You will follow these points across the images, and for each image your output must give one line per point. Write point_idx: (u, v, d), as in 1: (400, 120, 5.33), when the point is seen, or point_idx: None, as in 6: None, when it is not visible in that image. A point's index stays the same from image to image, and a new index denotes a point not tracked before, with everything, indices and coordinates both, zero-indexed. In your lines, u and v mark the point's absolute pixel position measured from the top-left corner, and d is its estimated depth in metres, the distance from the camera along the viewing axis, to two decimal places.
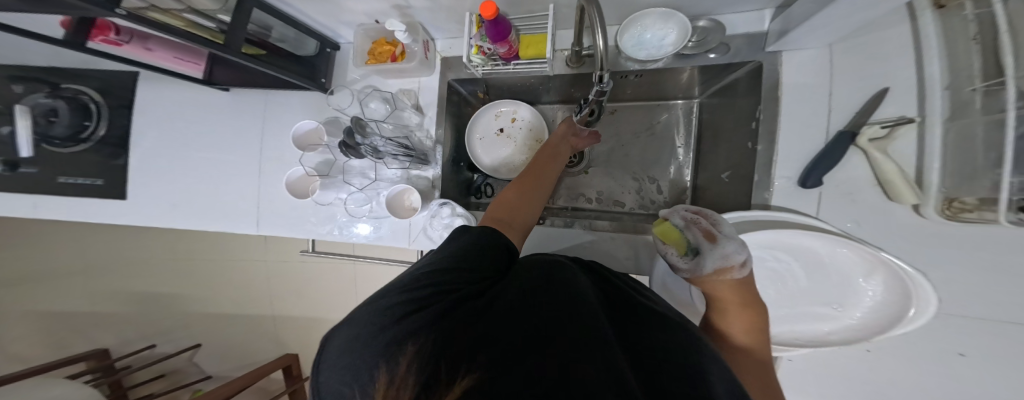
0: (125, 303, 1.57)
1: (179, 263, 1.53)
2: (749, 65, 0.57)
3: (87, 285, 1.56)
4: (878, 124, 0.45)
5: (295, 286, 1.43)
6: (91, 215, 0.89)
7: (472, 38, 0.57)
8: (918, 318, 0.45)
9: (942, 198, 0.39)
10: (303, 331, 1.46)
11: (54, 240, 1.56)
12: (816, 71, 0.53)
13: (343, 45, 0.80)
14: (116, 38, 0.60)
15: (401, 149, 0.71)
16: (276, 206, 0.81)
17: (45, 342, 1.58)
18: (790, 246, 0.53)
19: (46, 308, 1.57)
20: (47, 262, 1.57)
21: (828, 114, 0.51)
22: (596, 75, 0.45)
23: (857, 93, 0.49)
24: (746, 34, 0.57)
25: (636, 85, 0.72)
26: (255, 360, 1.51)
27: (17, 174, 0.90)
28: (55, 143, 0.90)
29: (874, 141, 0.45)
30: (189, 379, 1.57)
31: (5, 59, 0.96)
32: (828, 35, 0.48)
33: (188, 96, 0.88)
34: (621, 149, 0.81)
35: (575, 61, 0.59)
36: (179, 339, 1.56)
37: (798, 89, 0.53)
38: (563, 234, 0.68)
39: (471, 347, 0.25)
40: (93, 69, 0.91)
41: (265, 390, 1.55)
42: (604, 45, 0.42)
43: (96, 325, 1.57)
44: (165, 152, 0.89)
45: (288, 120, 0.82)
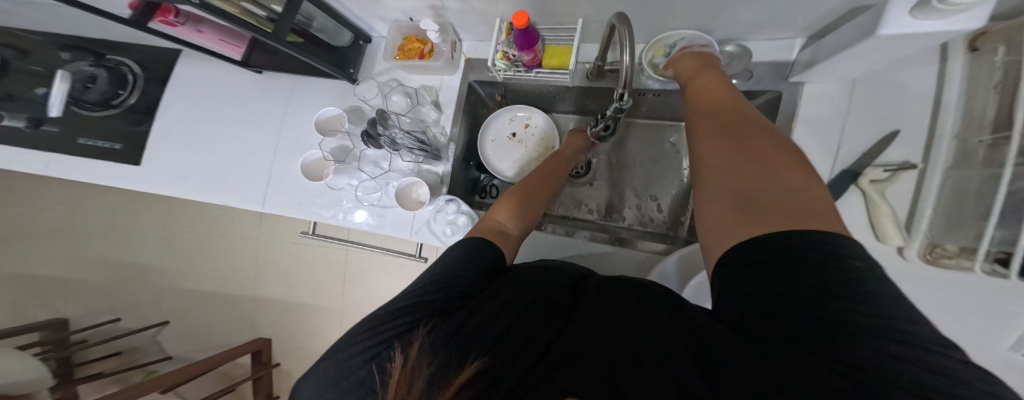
0: (107, 270, 1.55)
1: (171, 236, 1.53)
2: (769, 93, 0.60)
3: (71, 251, 1.56)
4: (880, 167, 0.47)
5: (280, 267, 1.42)
6: (97, 176, 0.90)
7: (500, 43, 0.59)
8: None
9: (926, 244, 0.40)
10: (281, 315, 1.43)
11: (53, 199, 1.57)
12: (833, 107, 0.55)
13: (375, 38, 0.84)
14: (173, 20, 0.63)
15: (417, 144, 0.72)
16: (284, 186, 0.83)
17: (19, 302, 1.55)
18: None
19: (26, 268, 1.56)
20: (41, 222, 1.57)
21: (836, 152, 0.54)
22: (618, 92, 0.46)
23: (867, 134, 0.51)
24: (772, 62, 0.59)
25: (653, 104, 0.74)
26: (226, 342, 1.47)
27: (40, 130, 0.93)
28: (91, 108, 0.94)
29: (874, 182, 0.47)
30: (147, 358, 1.53)
31: (57, 27, 1.01)
32: (854, 71, 0.50)
33: (219, 72, 0.92)
34: (625, 167, 0.82)
35: (596, 75, 0.61)
36: (146, 315, 1.53)
37: (811, 122, 0.56)
38: (563, 241, 0.69)
39: (478, 343, 0.30)
40: (140, 45, 0.97)
41: (227, 375, 1.50)
42: (628, 61, 0.42)
43: (71, 291, 1.55)
44: (185, 124, 0.92)
45: (310, 103, 0.84)
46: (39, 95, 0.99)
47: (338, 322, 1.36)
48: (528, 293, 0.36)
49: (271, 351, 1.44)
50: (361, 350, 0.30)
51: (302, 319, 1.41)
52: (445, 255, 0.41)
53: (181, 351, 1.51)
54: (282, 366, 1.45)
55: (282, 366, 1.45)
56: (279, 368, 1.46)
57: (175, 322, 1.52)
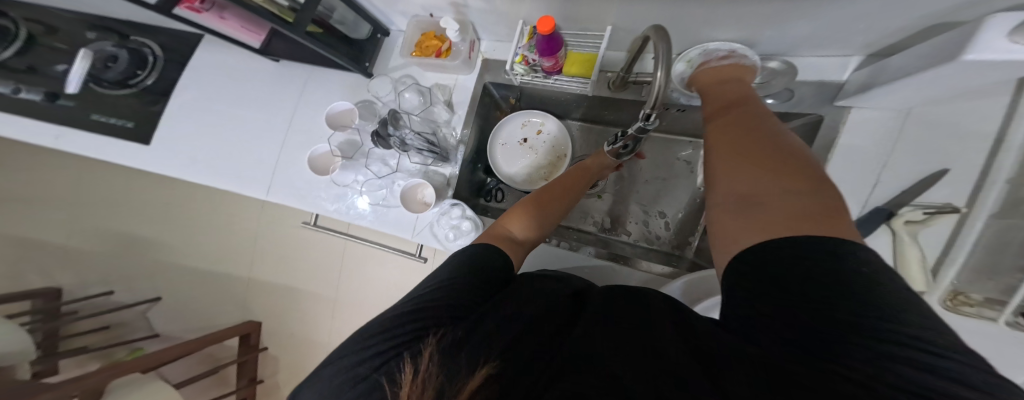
0: (105, 243, 1.55)
1: (172, 214, 1.52)
2: (808, 117, 0.56)
3: (73, 216, 1.56)
4: (917, 207, 0.45)
5: (277, 249, 1.41)
6: (106, 153, 0.90)
7: (520, 47, 0.59)
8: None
9: (950, 290, 0.42)
10: (274, 301, 1.41)
11: (61, 169, 1.58)
12: (877, 140, 0.51)
13: (394, 32, 0.83)
14: (199, 6, 0.63)
15: (426, 145, 0.72)
16: (291, 174, 0.82)
17: (15, 269, 1.55)
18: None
19: (27, 235, 1.56)
20: (46, 191, 1.58)
21: (872, 188, 0.50)
22: (645, 113, 0.42)
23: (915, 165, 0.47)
24: (816, 82, 0.55)
25: (673, 118, 0.72)
26: (215, 325, 1.45)
27: (55, 105, 0.94)
28: (108, 86, 0.94)
29: (910, 222, 0.45)
30: (133, 335, 1.51)
31: (86, 8, 1.02)
32: (913, 97, 0.45)
33: (238, 57, 0.93)
34: (634, 181, 0.80)
35: (619, 86, 0.60)
36: (138, 290, 1.52)
37: (850, 152, 0.52)
38: (565, 255, 0.67)
39: (485, 344, 0.28)
40: (165, 28, 0.98)
41: (211, 356, 1.47)
42: (665, 77, 0.38)
43: (68, 261, 1.55)
44: (198, 105, 0.92)
45: (324, 95, 0.84)
46: (60, 71, 0.99)
47: (330, 312, 1.34)
48: (535, 297, 0.35)
49: (259, 335, 1.41)
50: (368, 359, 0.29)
51: (294, 307, 1.39)
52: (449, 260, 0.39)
53: (168, 330, 1.49)
54: (269, 351, 1.42)
55: (269, 351, 1.42)
56: (266, 352, 1.42)
57: (166, 299, 1.50)
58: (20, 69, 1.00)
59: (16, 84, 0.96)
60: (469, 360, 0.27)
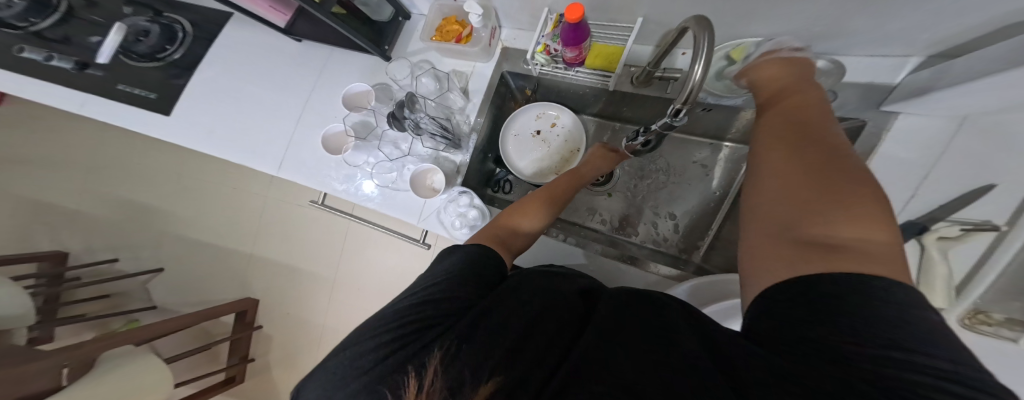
0: (114, 210, 1.57)
1: (182, 184, 1.54)
2: (852, 122, 0.54)
3: (87, 181, 1.59)
4: (955, 223, 0.42)
5: (281, 226, 1.41)
6: (129, 121, 0.92)
7: (543, 36, 0.58)
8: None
9: (971, 309, 0.40)
10: (273, 278, 1.41)
11: (80, 135, 1.62)
12: (920, 150, 0.48)
13: (414, 16, 0.82)
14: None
15: (440, 130, 0.71)
16: (302, 153, 0.82)
17: (25, 231, 1.57)
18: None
19: (40, 197, 1.59)
20: (63, 155, 1.61)
21: (906, 200, 0.48)
22: (674, 108, 0.41)
23: (954, 179, 0.44)
24: (866, 84, 0.54)
25: (695, 118, 0.69)
26: (213, 301, 1.45)
27: (84, 73, 0.96)
28: (138, 59, 0.97)
29: (942, 238, 0.43)
30: (132, 305, 1.51)
31: None
32: (957, 107, 0.44)
33: (262, 33, 0.94)
34: (643, 179, 0.79)
35: (643, 81, 0.58)
36: (141, 260, 1.53)
37: (889, 162, 0.50)
38: (568, 250, 0.66)
39: (489, 348, 0.25)
40: (198, 5, 1.00)
41: (206, 332, 1.48)
42: (702, 74, 0.37)
43: (77, 225, 1.57)
44: (220, 80, 0.93)
45: (343, 77, 0.84)
46: (93, 43, 1.01)
47: (327, 293, 1.34)
48: (532, 294, 0.32)
49: (256, 313, 1.40)
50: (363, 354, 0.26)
51: (291, 285, 1.38)
52: (446, 261, 0.37)
53: (165, 302, 1.49)
54: (264, 330, 1.41)
55: (263, 330, 1.41)
56: (260, 331, 1.41)
57: (168, 271, 1.51)
58: (55, 40, 1.02)
59: (48, 52, 0.98)
60: (473, 368, 0.24)
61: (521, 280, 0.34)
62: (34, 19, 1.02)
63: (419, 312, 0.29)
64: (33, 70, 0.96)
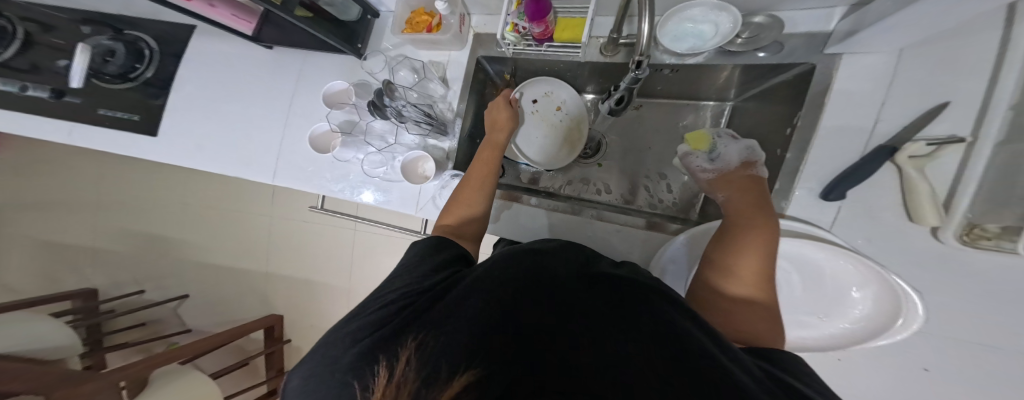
0: (130, 244, 1.63)
1: (187, 207, 1.58)
2: (800, 67, 0.55)
3: (97, 219, 1.64)
4: (923, 140, 0.43)
5: (290, 243, 1.46)
6: (118, 145, 0.93)
7: (510, 15, 0.57)
8: (899, 335, 0.47)
9: (965, 223, 0.39)
10: (293, 293, 1.48)
11: (75, 173, 1.64)
12: (869, 80, 0.51)
13: (383, 13, 0.80)
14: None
15: (423, 117, 0.72)
16: (295, 158, 0.83)
17: (56, 271, 1.66)
18: (794, 256, 0.54)
19: (58, 237, 1.66)
20: (66, 196, 1.64)
21: (872, 127, 0.50)
22: (635, 60, 0.44)
23: (910, 107, 0.47)
24: (806, 33, 0.55)
25: (670, 81, 0.71)
26: (240, 316, 1.55)
27: (62, 101, 0.95)
28: (111, 81, 0.95)
29: (914, 157, 0.44)
30: (168, 330, 1.62)
31: (78, 5, 1.02)
32: (903, 38, 0.45)
33: (231, 45, 0.92)
34: (631, 145, 0.81)
35: (610, 50, 0.60)
36: (166, 288, 1.62)
37: (844, 97, 0.52)
38: (567, 216, 0.69)
39: (465, 342, 0.27)
40: (158, 19, 0.97)
41: (242, 349, 1.59)
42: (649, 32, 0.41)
43: (99, 262, 1.65)
44: (197, 99, 0.93)
45: (321, 79, 0.84)
46: (62, 67, 1.00)
47: (344, 299, 1.41)
48: (515, 280, 0.33)
49: (282, 327, 1.50)
50: (351, 331, 0.31)
51: (312, 299, 1.46)
52: (419, 250, 0.41)
53: (198, 324, 1.59)
54: (293, 343, 1.52)
55: (294, 344, 1.52)
56: (291, 344, 1.52)
57: (193, 296, 1.59)
58: (23, 69, 1.00)
59: (21, 83, 0.98)
60: (448, 361, 0.25)
61: (504, 264, 0.35)
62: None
63: (409, 300, 0.32)
64: (9, 103, 0.96)
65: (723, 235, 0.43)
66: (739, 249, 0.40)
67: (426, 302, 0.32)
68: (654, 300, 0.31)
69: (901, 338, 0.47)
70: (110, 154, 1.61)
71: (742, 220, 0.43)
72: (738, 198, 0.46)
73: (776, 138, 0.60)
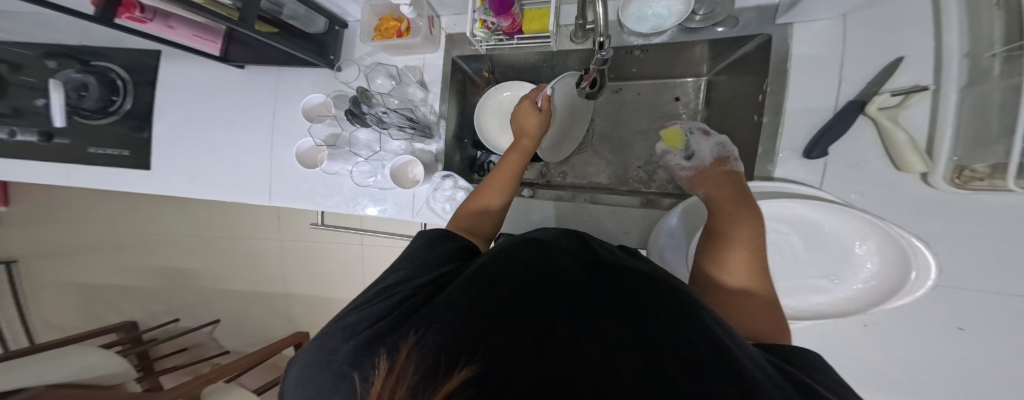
0: (151, 278, 1.68)
1: (196, 236, 1.61)
2: (757, 39, 0.56)
3: (117, 259, 1.69)
4: (888, 92, 0.45)
5: (302, 263, 1.50)
6: (118, 183, 0.95)
7: (476, 12, 0.57)
8: (919, 291, 0.45)
9: (954, 167, 0.39)
10: (314, 309, 1.53)
11: (82, 215, 1.66)
12: (828, 40, 0.51)
13: (351, 23, 0.79)
14: (141, 16, 0.61)
15: (406, 122, 0.71)
16: (289, 178, 0.84)
17: (88, 310, 1.74)
18: (790, 217, 0.53)
19: (83, 279, 1.72)
20: (81, 238, 1.69)
21: (838, 86, 0.50)
22: (597, 42, 0.44)
23: (873, 65, 0.48)
24: (757, 6, 0.55)
25: (643, 62, 0.72)
26: (266, 337, 1.60)
27: (52, 143, 0.96)
28: (89, 115, 0.94)
29: (884, 109, 0.45)
30: (209, 353, 1.67)
31: (45, 44, 1.00)
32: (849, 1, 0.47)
33: (206, 72, 0.91)
34: (612, 131, 0.82)
35: (580, 37, 0.61)
36: (191, 317, 1.67)
37: (809, 61, 0.52)
38: (562, 204, 0.70)
39: (463, 338, 0.27)
40: (123, 48, 0.95)
41: (277, 366, 1.66)
42: (605, 18, 0.42)
43: (126, 297, 1.71)
44: (183, 130, 0.93)
45: (300, 96, 0.83)
46: (40, 106, 1.00)
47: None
48: (513, 274, 0.34)
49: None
50: (354, 326, 0.33)
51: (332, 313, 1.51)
52: (420, 255, 0.43)
53: (233, 345, 1.64)
54: None
55: None
56: None
57: (224, 320, 1.64)
58: (6, 114, 1.00)
59: (9, 128, 0.98)
60: (446, 358, 0.26)
61: (502, 260, 0.36)
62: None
63: (410, 299, 0.34)
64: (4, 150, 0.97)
65: (714, 227, 0.44)
66: (726, 240, 0.42)
67: (426, 300, 0.33)
68: (648, 291, 0.32)
69: (921, 293, 0.45)
70: (112, 195, 1.63)
71: (723, 213, 0.44)
72: (710, 190, 0.48)
73: (751, 105, 0.60)
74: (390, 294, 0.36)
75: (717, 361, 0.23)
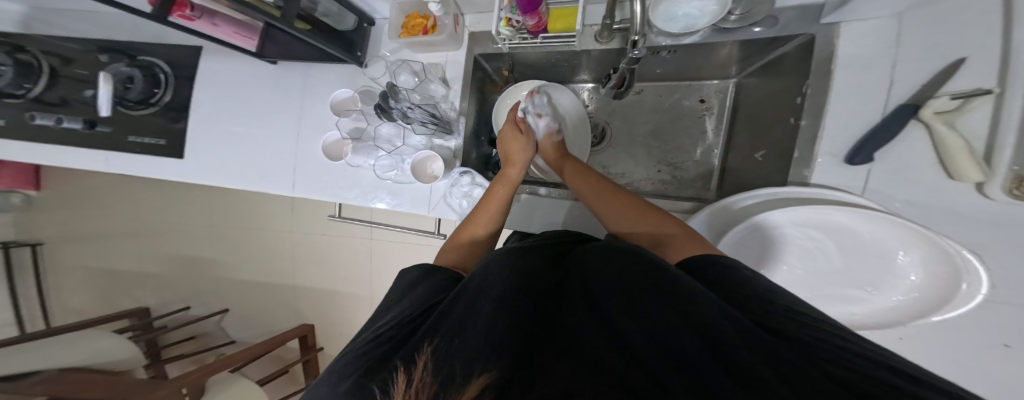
0: (170, 265, 1.75)
1: (216, 226, 1.67)
2: (800, 39, 0.54)
3: (138, 246, 1.78)
4: (947, 95, 0.42)
5: (314, 256, 1.54)
6: (155, 170, 1.00)
7: (502, 10, 0.57)
8: (969, 303, 0.43)
9: (1012, 176, 0.37)
10: (321, 302, 1.57)
11: (113, 201, 1.76)
12: (876, 40, 0.50)
13: (379, 20, 0.82)
14: (190, 14, 0.64)
15: (429, 117, 0.73)
16: (311, 171, 0.87)
17: (113, 292, 1.83)
18: (825, 225, 0.51)
19: (109, 262, 1.81)
20: (109, 224, 1.78)
21: (889, 87, 0.48)
22: (630, 42, 0.44)
23: (927, 66, 0.46)
24: (799, 5, 0.54)
25: (668, 63, 0.70)
26: (274, 327, 1.64)
27: (95, 131, 1.02)
28: (133, 107, 1.00)
29: (939, 113, 0.42)
30: (216, 341, 1.73)
31: (95, 39, 1.08)
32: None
33: (239, 67, 0.96)
34: (633, 133, 0.81)
35: (605, 36, 0.60)
36: (205, 304, 1.73)
37: (854, 61, 0.51)
38: (579, 205, 0.69)
39: (473, 347, 0.28)
40: (166, 43, 1.01)
41: (281, 357, 1.69)
42: (641, 16, 0.42)
43: (147, 282, 1.79)
44: (214, 122, 0.98)
45: (327, 91, 0.86)
46: (89, 97, 1.07)
47: (370, 308, 1.50)
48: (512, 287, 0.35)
49: (315, 336, 1.58)
50: (366, 352, 0.33)
51: (338, 306, 1.55)
52: (423, 280, 0.45)
53: (240, 335, 1.69)
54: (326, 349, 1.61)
55: (325, 350, 1.61)
56: (323, 351, 1.61)
57: (232, 310, 1.70)
58: (54, 103, 1.07)
59: (57, 116, 1.05)
60: (460, 365, 0.27)
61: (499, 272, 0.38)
62: (27, 85, 1.07)
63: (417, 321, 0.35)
64: (52, 136, 1.04)
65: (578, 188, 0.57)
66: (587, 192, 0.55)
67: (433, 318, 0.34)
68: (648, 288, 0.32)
69: (972, 305, 0.43)
70: (138, 183, 1.72)
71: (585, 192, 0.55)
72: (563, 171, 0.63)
73: (787, 108, 0.58)
74: (398, 321, 0.37)
75: (692, 330, 0.25)
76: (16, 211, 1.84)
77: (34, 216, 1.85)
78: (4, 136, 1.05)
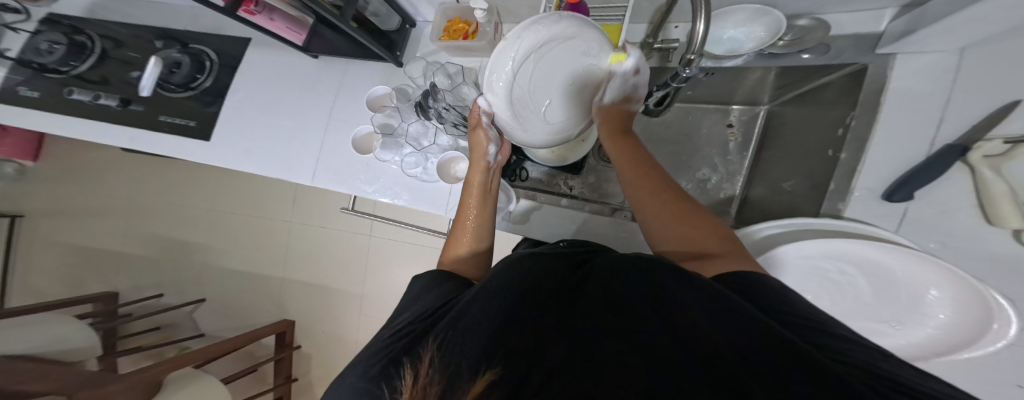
0: (165, 248, 1.75)
1: (217, 214, 1.68)
2: (850, 68, 0.55)
3: (136, 226, 1.79)
4: (999, 138, 0.42)
5: (311, 251, 1.54)
6: (174, 151, 1.02)
7: None
8: (997, 345, 0.41)
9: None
10: (307, 300, 1.56)
11: (124, 181, 1.79)
12: (924, 77, 0.50)
13: (420, 23, 0.85)
14: (253, 9, 0.69)
15: (461, 120, 0.75)
16: (332, 162, 0.88)
17: (103, 271, 1.82)
18: (856, 256, 0.49)
19: (105, 240, 1.82)
20: (113, 202, 1.80)
21: (937, 125, 0.48)
22: (686, 59, 0.44)
23: (975, 105, 0.46)
24: (853, 35, 0.56)
25: (703, 85, 0.72)
26: (256, 321, 1.62)
27: (129, 109, 1.06)
28: (173, 89, 1.04)
29: (989, 156, 0.42)
30: (183, 334, 1.70)
31: (151, 24, 1.14)
32: (957, 37, 0.46)
33: (279, 59, 1.01)
34: (654, 151, 0.81)
35: (644, 54, 0.63)
36: (187, 292, 1.72)
37: (902, 96, 0.51)
38: (602, 221, 0.69)
39: (481, 347, 0.29)
40: (219, 32, 1.07)
41: (255, 353, 1.66)
42: (703, 33, 0.42)
43: (138, 264, 1.80)
44: (240, 111, 1.01)
45: (360, 89, 0.89)
46: (133, 78, 1.12)
47: (358, 307, 1.48)
48: (519, 283, 0.35)
49: (293, 334, 1.55)
50: (375, 350, 0.34)
51: (325, 304, 1.53)
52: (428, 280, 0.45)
53: (209, 328, 1.68)
54: (302, 349, 1.57)
55: (303, 349, 1.57)
56: (300, 350, 1.57)
57: (216, 299, 1.68)
58: (95, 80, 1.12)
59: (94, 93, 1.09)
60: (470, 366, 0.27)
61: (507, 266, 0.38)
62: (74, 62, 1.13)
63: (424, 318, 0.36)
64: (83, 110, 1.07)
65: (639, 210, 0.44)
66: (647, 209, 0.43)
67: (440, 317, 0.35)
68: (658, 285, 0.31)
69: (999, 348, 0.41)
70: (151, 163, 1.76)
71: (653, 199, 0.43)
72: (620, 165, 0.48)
73: (825, 139, 0.58)
74: (406, 320, 0.37)
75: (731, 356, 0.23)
76: (23, 181, 1.86)
77: (33, 189, 1.86)
78: (40, 108, 1.09)
